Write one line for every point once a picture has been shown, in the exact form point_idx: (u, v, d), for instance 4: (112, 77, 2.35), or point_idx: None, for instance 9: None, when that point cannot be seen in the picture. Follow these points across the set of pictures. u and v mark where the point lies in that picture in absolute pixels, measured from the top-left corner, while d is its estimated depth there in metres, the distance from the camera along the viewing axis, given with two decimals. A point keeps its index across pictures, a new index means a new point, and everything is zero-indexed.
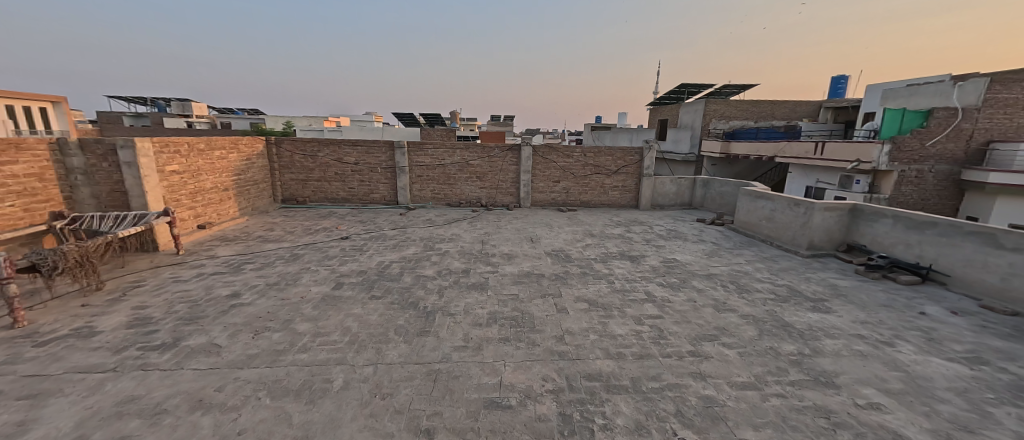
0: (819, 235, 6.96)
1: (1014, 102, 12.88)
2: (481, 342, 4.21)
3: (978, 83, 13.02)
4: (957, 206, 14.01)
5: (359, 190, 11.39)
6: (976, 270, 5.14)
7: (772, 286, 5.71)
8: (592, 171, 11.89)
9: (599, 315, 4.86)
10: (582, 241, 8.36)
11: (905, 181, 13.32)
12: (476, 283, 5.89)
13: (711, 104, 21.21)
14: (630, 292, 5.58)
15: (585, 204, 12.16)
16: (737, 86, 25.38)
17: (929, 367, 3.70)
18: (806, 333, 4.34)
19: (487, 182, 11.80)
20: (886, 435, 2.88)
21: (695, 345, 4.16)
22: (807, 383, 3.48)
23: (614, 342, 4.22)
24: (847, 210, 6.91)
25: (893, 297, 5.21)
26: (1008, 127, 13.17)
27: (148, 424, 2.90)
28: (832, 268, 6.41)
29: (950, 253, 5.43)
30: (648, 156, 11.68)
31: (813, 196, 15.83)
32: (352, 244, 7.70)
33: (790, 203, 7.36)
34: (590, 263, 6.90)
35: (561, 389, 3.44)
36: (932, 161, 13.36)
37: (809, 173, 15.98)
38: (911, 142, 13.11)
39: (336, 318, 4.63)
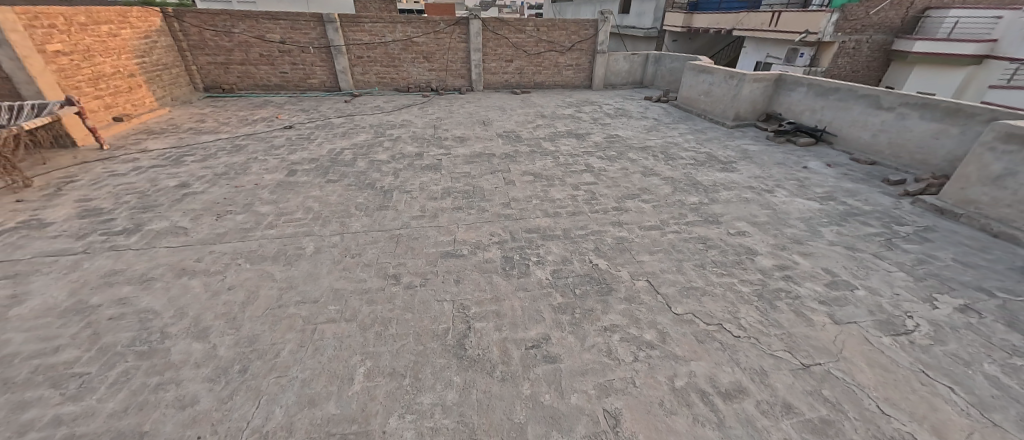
0: (745, 106, 7.64)
1: None
2: (436, 211, 4.73)
3: None
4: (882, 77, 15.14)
5: (293, 75, 10.32)
6: (857, 130, 6.13)
7: (695, 154, 6.52)
8: (546, 48, 11.32)
9: (542, 185, 5.45)
10: (533, 122, 8.55)
11: (842, 53, 13.93)
12: (430, 164, 6.16)
13: None
14: (572, 165, 6.14)
15: (538, 86, 11.91)
16: None
17: (792, 205, 4.79)
18: (710, 188, 5.31)
19: (435, 63, 10.99)
20: (741, 249, 3.94)
21: (619, 202, 4.95)
22: (699, 222, 4.45)
23: (552, 204, 4.90)
24: (772, 81, 7.49)
25: (788, 157, 6.25)
26: None
27: (141, 287, 3.32)
28: (749, 136, 7.29)
29: (842, 116, 6.33)
30: (603, 30, 11.17)
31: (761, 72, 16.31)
32: (297, 133, 7.44)
33: (726, 76, 7.78)
34: (540, 142, 7.26)
35: (505, 240, 4.15)
36: (871, 30, 13.83)
37: (761, 47, 16.06)
38: (858, 11, 13.30)
39: (296, 200, 4.90)
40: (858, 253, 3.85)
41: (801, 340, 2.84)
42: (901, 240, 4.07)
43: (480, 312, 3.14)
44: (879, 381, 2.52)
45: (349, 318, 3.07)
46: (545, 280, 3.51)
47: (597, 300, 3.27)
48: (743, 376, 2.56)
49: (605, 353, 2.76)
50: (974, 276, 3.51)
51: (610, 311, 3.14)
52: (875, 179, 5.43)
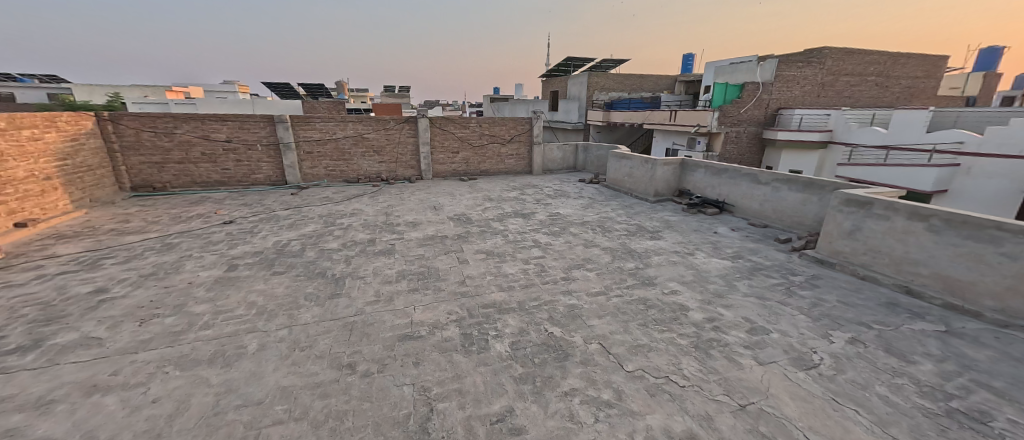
0: (661, 184, 9.04)
1: (792, 78, 17.44)
2: (391, 295, 4.75)
3: (772, 63, 17.29)
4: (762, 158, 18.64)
5: (236, 171, 10.26)
6: (748, 200, 7.52)
7: (626, 226, 7.42)
8: (489, 140, 12.66)
9: (495, 261, 5.78)
10: (482, 205, 9.17)
11: (729, 140, 17.36)
12: (383, 249, 6.27)
13: (593, 76, 23.67)
14: (521, 241, 6.63)
15: (484, 173, 12.96)
16: (614, 61, 27.80)
17: (710, 265, 5.57)
18: (643, 254, 6.02)
19: (386, 155, 11.68)
20: (676, 306, 4.43)
21: (567, 272, 5.39)
22: (638, 285, 4.97)
23: (505, 278, 5.19)
24: (678, 164, 9.08)
25: (701, 225, 7.36)
26: (789, 97, 17.75)
27: (36, 414, 2.83)
28: (669, 209, 8.52)
29: (735, 190, 7.78)
30: (537, 126, 12.90)
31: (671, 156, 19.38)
32: (239, 227, 7.22)
33: (643, 161, 9.30)
34: (489, 222, 7.77)
35: (463, 317, 4.25)
36: (745, 124, 17.47)
37: (667, 137, 19.33)
38: (732, 110, 17.07)
39: (237, 296, 4.64)
40: (768, 301, 4.53)
41: (735, 383, 3.17)
42: (798, 287, 4.87)
43: (442, 392, 3.11)
44: (802, 412, 2.86)
45: (299, 416, 2.86)
46: (505, 353, 3.61)
47: (555, 366, 3.41)
48: (693, 423, 2.77)
49: (567, 418, 2.85)
50: (855, 312, 4.25)
51: (569, 376, 3.29)
52: (769, 238, 6.56)
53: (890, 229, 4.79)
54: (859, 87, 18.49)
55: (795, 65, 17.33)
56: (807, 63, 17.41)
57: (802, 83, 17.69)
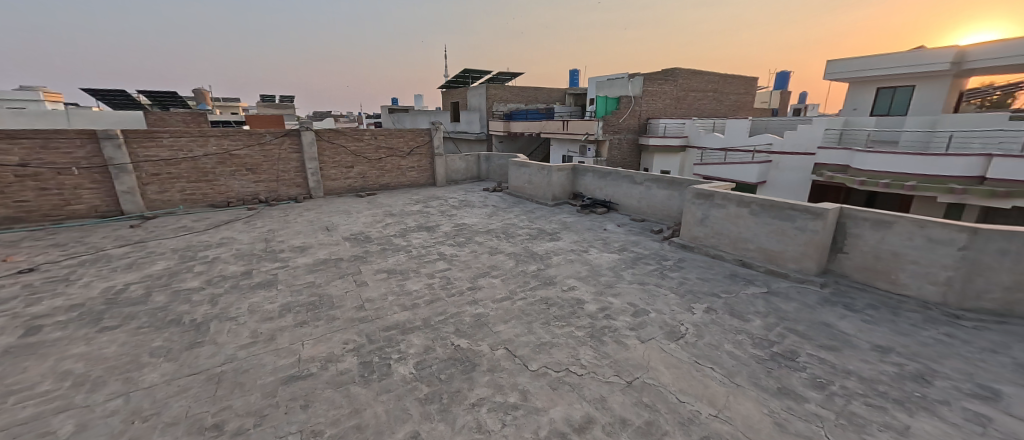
0: (557, 189, 9.74)
1: (655, 93, 20.51)
2: (273, 332, 4.13)
3: (639, 80, 20.27)
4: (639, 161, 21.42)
5: (40, 203, 7.86)
6: (628, 198, 8.57)
7: (528, 231, 7.78)
8: (386, 153, 12.06)
9: (397, 279, 5.49)
10: (382, 221, 8.66)
11: (612, 147, 19.57)
12: (262, 281, 5.45)
13: (491, 88, 24.34)
14: (425, 256, 6.43)
15: (384, 187, 12.27)
16: (510, 74, 29.16)
17: (601, 260, 6.16)
18: (544, 256, 6.37)
19: (264, 174, 10.25)
20: (573, 302, 4.77)
21: (473, 282, 5.39)
22: (540, 286, 5.23)
23: (409, 296, 4.96)
24: (570, 170, 9.90)
25: (593, 224, 8.13)
26: (655, 109, 20.81)
27: None
28: (566, 211, 9.21)
29: (618, 190, 8.80)
30: (437, 137, 12.75)
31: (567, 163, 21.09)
32: (47, 275, 5.53)
33: (539, 168, 9.91)
34: (390, 239, 7.37)
35: (362, 345, 3.91)
36: (624, 132, 19.92)
37: (563, 145, 21.01)
38: (613, 120, 19.32)
39: (41, 366, 3.52)
40: (647, 286, 5.19)
41: (623, 363, 3.54)
42: (669, 271, 5.69)
43: (337, 433, 2.81)
44: (675, 378, 3.33)
45: None
46: (408, 375, 3.43)
47: (462, 379, 3.37)
48: (590, 408, 3.00)
49: (475, 429, 2.83)
50: (710, 286, 5.14)
51: (476, 386, 3.28)
52: (647, 231, 7.55)
53: (727, 215, 5.93)
54: (704, 101, 22.66)
55: (656, 82, 20.43)
56: (666, 81, 20.68)
57: (663, 96, 20.93)
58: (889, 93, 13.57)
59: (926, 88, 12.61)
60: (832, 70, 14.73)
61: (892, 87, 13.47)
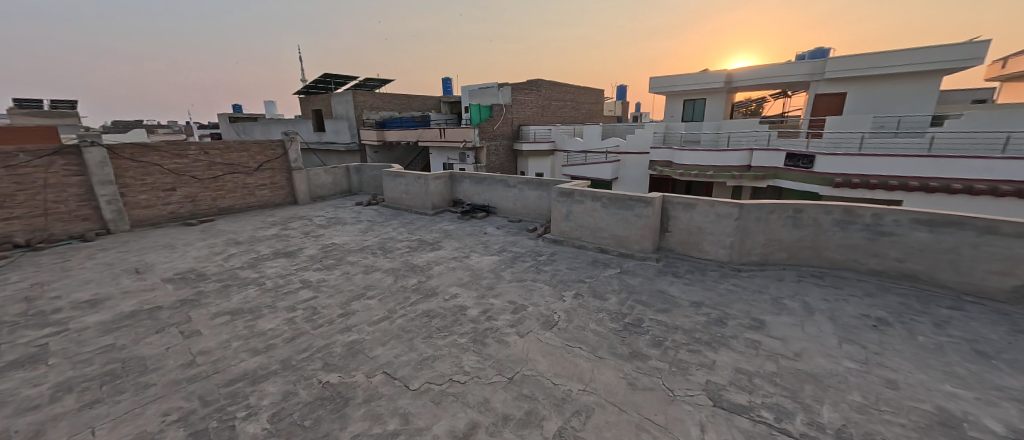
0: (436, 197, 9.60)
1: (523, 101, 22.11)
2: (40, 427, 2.96)
3: (507, 90, 21.79)
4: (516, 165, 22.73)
5: None
6: (505, 201, 9.01)
7: (408, 243, 7.46)
8: (224, 170, 9.99)
9: (245, 320, 4.58)
10: (223, 252, 7.14)
11: (490, 152, 20.33)
12: (20, 358, 3.87)
13: (359, 95, 22.39)
14: (283, 286, 5.54)
15: (226, 211, 10.14)
16: (379, 81, 27.62)
17: (482, 263, 6.30)
18: (425, 267, 6.18)
19: (19, 208, 7.35)
20: (456, 309, 4.73)
21: (345, 306, 4.87)
22: (421, 299, 5.04)
23: (262, 337, 4.19)
24: (447, 177, 9.88)
25: (474, 229, 8.28)
26: (524, 116, 22.40)
27: None
28: (446, 219, 9.15)
29: (494, 194, 9.16)
30: (292, 149, 11.16)
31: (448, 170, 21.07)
32: None
33: (415, 177, 9.62)
34: (236, 272, 6.12)
35: (193, 411, 3.12)
36: (499, 138, 20.90)
37: (442, 153, 20.94)
38: (487, 127, 20.07)
39: None
40: (525, 282, 5.50)
41: (504, 361, 3.66)
42: (543, 265, 6.16)
43: None
44: (550, 364, 3.59)
45: None
46: (261, 432, 2.88)
47: (333, 419, 2.99)
48: (474, 413, 3.00)
49: None
50: (577, 274, 5.75)
51: (350, 423, 2.95)
52: (523, 230, 8.05)
53: (586, 209, 6.75)
54: (564, 109, 25.44)
55: (522, 91, 22.00)
56: (530, 91, 22.44)
57: (531, 105, 22.70)
58: (691, 106, 17.51)
59: (713, 101, 16.65)
60: (656, 85, 18.03)
61: (693, 99, 17.36)
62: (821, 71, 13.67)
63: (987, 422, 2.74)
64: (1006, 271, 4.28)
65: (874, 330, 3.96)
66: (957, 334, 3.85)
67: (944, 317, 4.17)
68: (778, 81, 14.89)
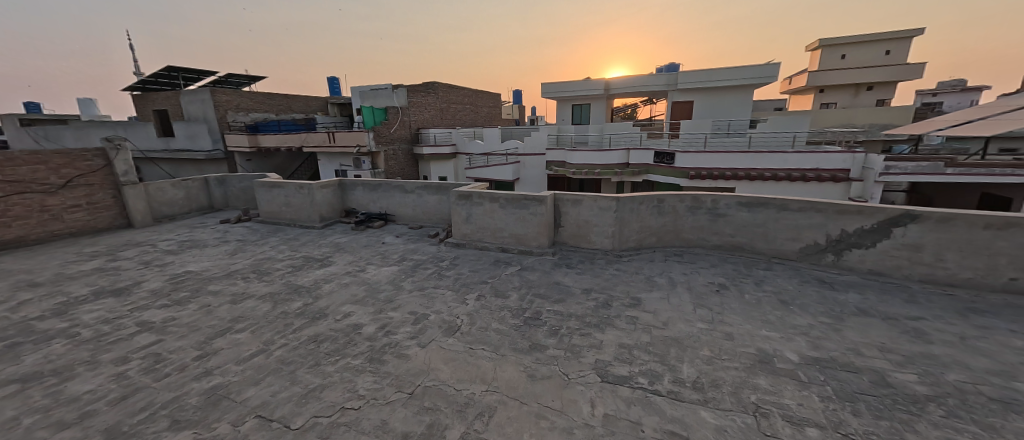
0: (324, 208, 8.68)
1: (421, 104, 21.46)
2: None
3: (402, 92, 20.90)
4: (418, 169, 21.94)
5: None
6: (404, 208, 8.62)
7: (290, 262, 6.58)
8: (6, 190, 7.29)
9: (47, 386, 3.46)
10: (10, 299, 5.29)
11: (388, 157, 19.26)
12: None
13: (218, 94, 18.87)
14: (111, 333, 4.35)
15: (13, 245, 7.52)
16: (246, 77, 23.85)
17: (379, 275, 5.90)
18: (311, 287, 5.52)
19: None
20: (349, 329, 4.32)
21: (204, 346, 4.05)
22: (307, 323, 4.48)
23: (74, 405, 3.21)
24: (336, 185, 9.01)
25: (370, 239, 7.72)
26: (422, 119, 21.73)
27: None
28: (338, 231, 8.35)
29: (391, 201, 8.69)
30: (121, 160, 8.75)
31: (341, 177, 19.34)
32: None
33: (297, 187, 8.55)
34: (31, 324, 4.59)
35: None
36: (397, 142, 19.93)
37: (333, 159, 19.14)
38: (383, 130, 18.97)
39: None
40: (426, 290, 5.32)
41: (404, 376, 3.47)
42: (446, 270, 6.05)
43: None
44: (453, 371, 3.53)
45: None
46: None
47: None
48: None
49: None
50: (480, 275, 5.79)
51: None
52: (425, 236, 7.81)
53: (485, 211, 6.85)
54: (464, 112, 25.53)
55: (419, 94, 21.28)
56: (427, 93, 21.81)
57: (429, 107, 22.17)
58: (578, 109, 19.19)
59: (597, 106, 18.58)
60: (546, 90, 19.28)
61: (580, 105, 19.05)
62: (675, 82, 16.32)
63: (787, 354, 3.59)
64: (795, 237, 5.67)
65: (718, 294, 4.87)
66: (769, 289, 4.98)
67: (762, 277, 5.35)
68: (645, 90, 17.26)
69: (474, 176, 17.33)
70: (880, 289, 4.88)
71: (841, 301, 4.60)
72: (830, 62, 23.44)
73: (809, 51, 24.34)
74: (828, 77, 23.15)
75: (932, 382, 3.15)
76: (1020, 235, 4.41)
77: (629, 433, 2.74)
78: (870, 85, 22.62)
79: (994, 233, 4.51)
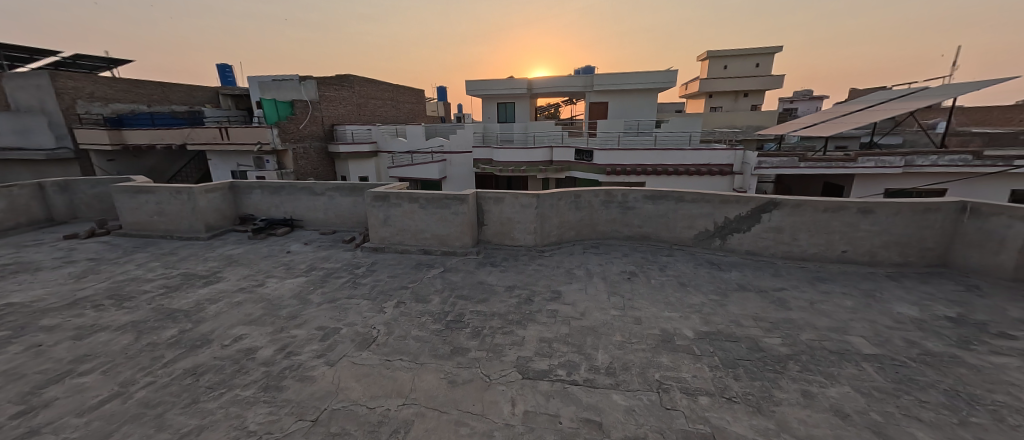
0: (211, 215, 7.48)
1: (334, 98, 19.70)
2: None
3: (311, 84, 18.89)
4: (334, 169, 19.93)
5: None
6: (312, 212, 7.83)
7: (164, 281, 5.52)
8: None
9: None
10: None
11: (299, 156, 17.51)
12: None
13: (60, 79, 14.83)
14: None
15: None
16: (104, 60, 19.53)
17: (281, 289, 5.24)
18: (192, 310, 4.68)
19: None
20: (240, 355, 3.75)
21: (29, 399, 3.16)
22: (184, 353, 3.77)
23: None
24: (226, 189, 7.82)
25: (272, 248, 6.87)
26: (337, 115, 19.98)
27: None
28: (231, 241, 7.27)
29: (297, 205, 7.84)
30: None
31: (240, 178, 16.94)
32: None
33: (172, 192, 7.22)
34: None
35: None
36: (309, 139, 18.13)
37: (228, 159, 16.72)
38: (291, 126, 17.15)
39: None
40: (337, 301, 4.86)
41: (306, 401, 3.10)
42: (361, 277, 5.61)
43: None
44: (365, 388, 3.25)
45: None
46: None
47: None
48: None
49: None
50: (398, 280, 5.47)
51: None
52: (338, 242, 7.18)
53: (403, 212, 6.51)
54: (385, 108, 24.09)
55: (331, 87, 19.48)
56: (341, 86, 20.07)
57: (344, 102, 20.46)
58: (503, 108, 19.32)
59: (520, 104, 18.93)
60: (472, 87, 19.03)
61: (504, 103, 19.22)
62: (590, 84, 17.33)
63: (685, 331, 3.99)
64: (690, 225, 6.38)
65: (629, 281, 5.27)
66: (671, 274, 5.53)
67: (665, 263, 5.91)
68: (564, 91, 18.03)
69: (398, 176, 16.45)
70: (754, 267, 5.72)
71: (726, 279, 5.29)
72: (716, 71, 27.02)
73: (700, 61, 27.77)
74: (715, 84, 26.68)
75: (792, 342, 3.76)
76: (845, 216, 5.52)
77: (547, 427, 2.78)
78: (745, 92, 26.63)
79: (831, 214, 5.57)
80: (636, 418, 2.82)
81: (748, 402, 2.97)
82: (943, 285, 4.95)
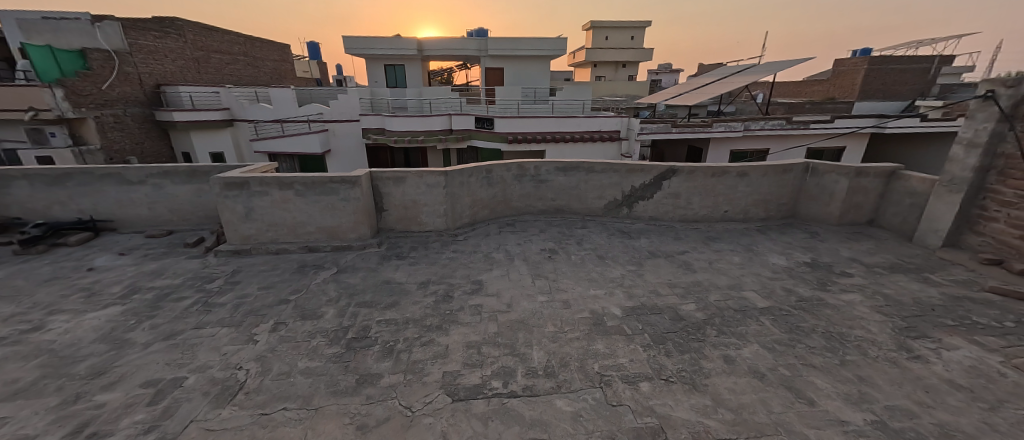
0: None
1: (154, 49, 14.74)
2: None
3: (113, 27, 13.44)
4: (171, 144, 15.51)
5: None
6: (128, 208, 5.67)
7: None
8: None
9: None
10: None
11: (106, 127, 12.98)
12: None
13: None
14: None
15: None
16: None
17: (77, 331, 3.57)
18: None
19: None
20: None
21: None
22: None
23: None
24: None
25: (60, 267, 4.75)
26: (162, 72, 15.18)
27: None
28: None
29: (100, 199, 5.57)
30: None
31: (9, 161, 11.88)
32: None
33: None
34: None
35: None
36: (120, 105, 13.56)
37: None
38: (84, 85, 12.29)
39: None
40: (179, 336, 3.51)
41: None
42: (217, 296, 4.18)
43: None
44: None
45: None
46: None
47: None
48: None
49: None
50: (273, 293, 4.24)
51: None
52: (177, 247, 5.34)
53: (273, 202, 5.09)
54: (236, 66, 19.20)
55: (148, 34, 14.58)
56: (164, 34, 15.19)
57: (172, 56, 15.57)
58: (394, 71, 17.06)
59: (412, 67, 17.01)
60: (353, 45, 16.24)
61: (394, 65, 16.99)
62: (485, 48, 16.40)
63: (613, 309, 3.91)
64: (600, 195, 6.42)
65: (550, 260, 5.04)
66: (588, 247, 5.47)
67: (581, 236, 5.85)
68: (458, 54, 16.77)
69: (268, 151, 13.63)
70: (658, 231, 6.06)
71: (638, 247, 5.46)
72: (599, 42, 28.46)
73: (585, 31, 28.87)
74: (599, 54, 28.22)
75: (703, 306, 3.97)
76: (727, 180, 6.14)
77: None
78: (624, 63, 28.82)
79: (716, 178, 6.15)
80: (585, 425, 2.55)
81: (682, 379, 2.96)
82: (795, 234, 5.93)
